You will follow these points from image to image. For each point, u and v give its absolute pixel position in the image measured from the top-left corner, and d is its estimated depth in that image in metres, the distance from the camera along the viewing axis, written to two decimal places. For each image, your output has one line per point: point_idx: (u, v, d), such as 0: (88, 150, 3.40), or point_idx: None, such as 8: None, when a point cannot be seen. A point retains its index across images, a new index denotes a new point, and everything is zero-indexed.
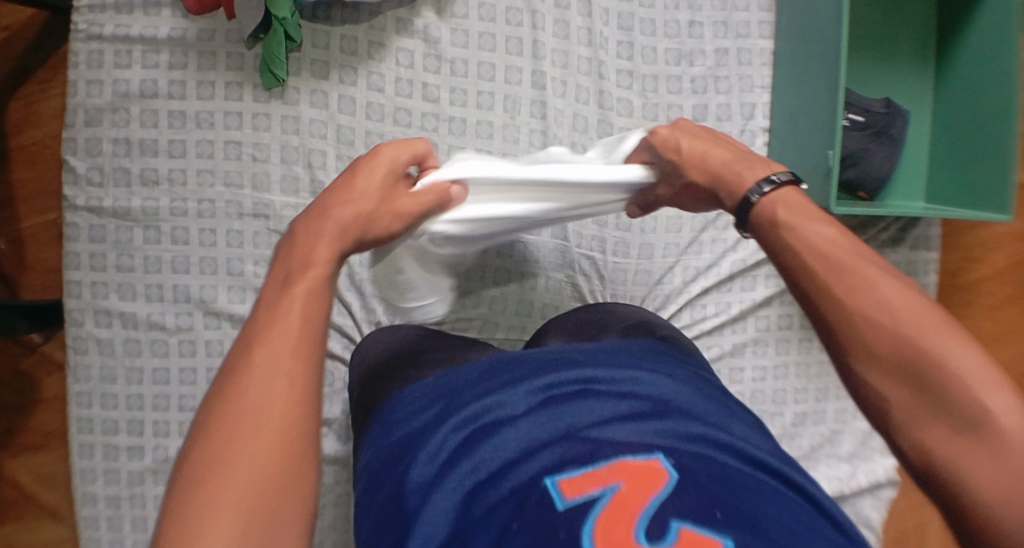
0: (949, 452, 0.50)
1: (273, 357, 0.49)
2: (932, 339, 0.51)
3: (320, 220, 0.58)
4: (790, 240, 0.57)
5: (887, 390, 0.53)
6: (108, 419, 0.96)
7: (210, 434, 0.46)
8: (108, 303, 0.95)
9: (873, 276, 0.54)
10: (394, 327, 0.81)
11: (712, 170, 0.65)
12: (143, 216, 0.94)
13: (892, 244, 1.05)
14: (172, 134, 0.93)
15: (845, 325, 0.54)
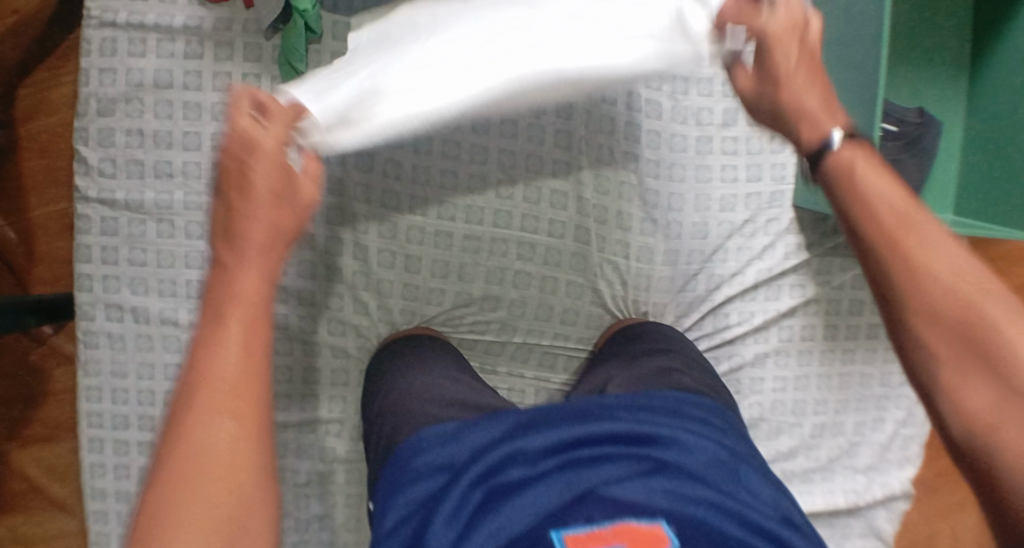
0: (994, 415, 0.49)
1: (222, 389, 0.47)
2: (991, 301, 0.50)
3: (240, 223, 0.54)
4: (864, 191, 0.55)
5: (939, 349, 0.51)
6: (119, 413, 0.96)
7: (165, 473, 0.45)
8: (120, 297, 0.94)
9: (936, 235, 0.52)
10: (426, 337, 0.86)
11: (801, 105, 0.60)
12: (156, 209, 0.93)
13: None
14: (187, 126, 0.92)
15: (912, 280, 0.51)
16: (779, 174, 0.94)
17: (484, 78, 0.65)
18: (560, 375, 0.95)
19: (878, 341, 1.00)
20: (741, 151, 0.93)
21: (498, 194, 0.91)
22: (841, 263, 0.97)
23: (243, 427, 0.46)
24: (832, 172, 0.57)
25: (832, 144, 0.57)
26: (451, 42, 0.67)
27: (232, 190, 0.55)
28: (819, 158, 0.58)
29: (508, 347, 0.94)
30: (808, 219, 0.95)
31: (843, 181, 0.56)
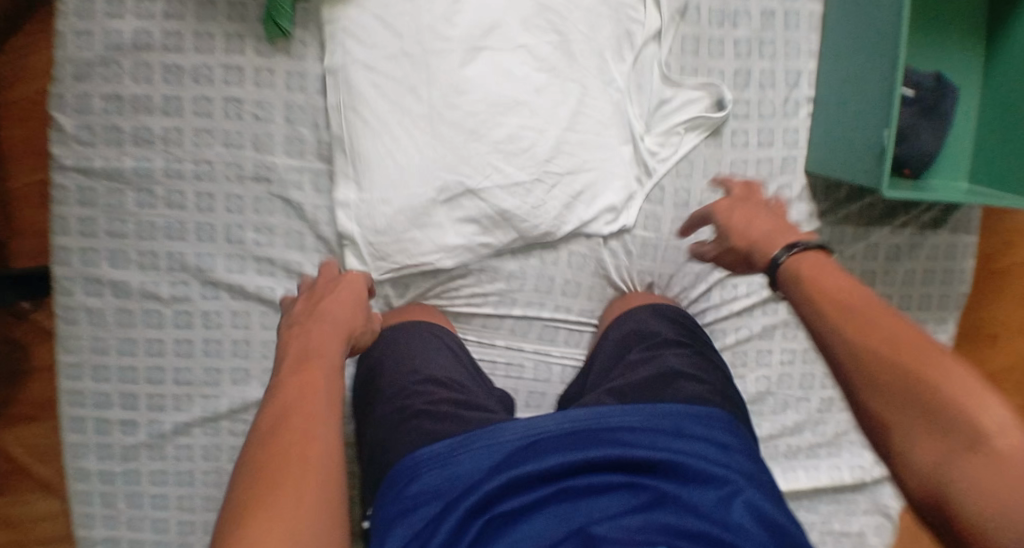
0: (945, 467, 0.53)
1: (302, 418, 0.58)
2: (926, 364, 0.56)
3: (322, 320, 0.71)
4: (810, 291, 0.65)
5: (886, 413, 0.57)
6: (101, 392, 0.92)
7: (250, 500, 0.52)
8: (100, 271, 0.89)
9: (881, 318, 0.60)
10: (422, 322, 0.83)
11: (750, 236, 0.75)
12: (135, 178, 0.87)
13: (931, 226, 0.99)
14: (167, 90, 0.86)
15: (849, 354, 0.60)
16: (791, 139, 0.93)
17: (466, 167, 0.83)
18: (561, 348, 0.92)
19: None
20: (752, 114, 0.91)
21: (495, 160, 0.85)
22: (852, 233, 0.97)
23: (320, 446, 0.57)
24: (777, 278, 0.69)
25: (783, 254, 0.69)
26: (444, 126, 0.83)
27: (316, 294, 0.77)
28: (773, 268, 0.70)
29: (507, 322, 0.91)
30: (820, 186, 0.94)
31: (791, 279, 0.67)
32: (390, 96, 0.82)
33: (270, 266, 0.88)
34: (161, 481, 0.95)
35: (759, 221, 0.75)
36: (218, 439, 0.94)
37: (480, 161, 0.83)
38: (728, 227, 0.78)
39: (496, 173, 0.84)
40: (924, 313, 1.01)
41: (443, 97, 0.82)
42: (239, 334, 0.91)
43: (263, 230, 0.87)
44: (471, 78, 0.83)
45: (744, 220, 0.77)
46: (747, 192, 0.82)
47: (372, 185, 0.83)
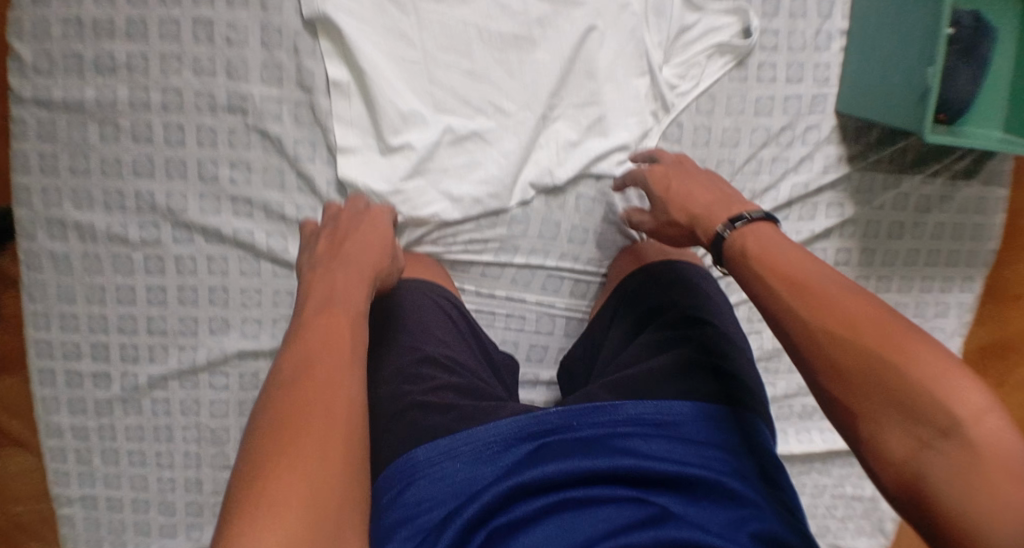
0: (915, 460, 0.48)
1: (327, 374, 0.52)
2: (891, 348, 0.50)
3: (347, 266, 0.64)
4: (757, 269, 0.58)
5: (852, 403, 0.52)
6: (70, 343, 0.86)
7: (266, 454, 0.46)
8: (63, 213, 0.82)
9: (833, 293, 0.54)
10: (426, 286, 0.75)
11: (688, 210, 0.69)
12: (99, 109, 0.79)
13: (965, 177, 0.92)
14: (130, 10, 0.77)
15: (808, 336, 0.54)
16: (822, 76, 0.85)
17: (467, 107, 0.78)
18: (564, 300, 0.86)
19: (916, 269, 0.94)
20: (781, 46, 0.83)
21: (500, 90, 0.79)
22: (883, 181, 0.89)
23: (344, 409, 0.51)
24: (724, 256, 0.63)
25: (726, 229, 0.63)
26: (437, 67, 0.77)
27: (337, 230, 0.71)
28: (718, 244, 0.64)
29: (508, 272, 0.84)
30: (851, 127, 0.87)
31: (738, 258, 0.61)
32: (377, 36, 0.76)
33: (248, 207, 0.81)
34: (136, 437, 0.89)
35: (700, 193, 0.68)
36: (196, 393, 0.87)
37: (478, 106, 0.79)
38: (669, 202, 0.71)
39: (496, 113, 0.79)
40: (950, 270, 0.95)
41: (434, 35, 0.77)
42: (216, 281, 0.83)
43: (239, 167, 0.80)
44: (462, 17, 0.77)
45: (685, 193, 0.70)
46: (679, 162, 0.75)
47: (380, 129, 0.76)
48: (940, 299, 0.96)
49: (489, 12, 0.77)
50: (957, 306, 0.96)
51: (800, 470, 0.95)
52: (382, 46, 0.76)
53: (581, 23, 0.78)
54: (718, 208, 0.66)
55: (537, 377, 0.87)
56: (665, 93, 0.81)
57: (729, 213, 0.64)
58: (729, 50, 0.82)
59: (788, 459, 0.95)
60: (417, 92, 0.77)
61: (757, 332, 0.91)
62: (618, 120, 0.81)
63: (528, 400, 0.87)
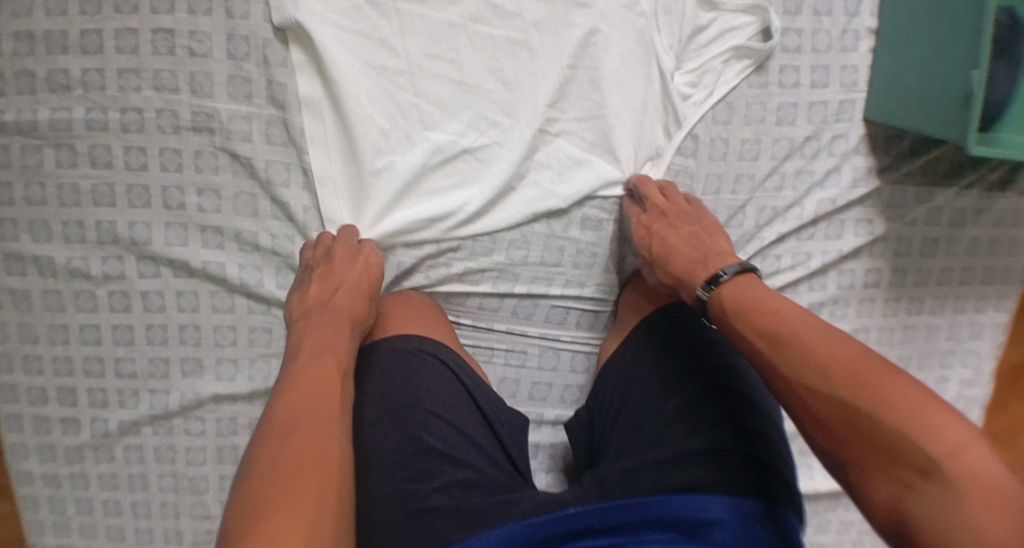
0: (901, 503, 0.47)
1: (315, 423, 0.53)
2: (861, 389, 0.49)
3: (332, 315, 0.65)
4: (740, 325, 0.58)
5: (838, 451, 0.51)
6: (34, 387, 0.78)
7: (258, 493, 0.47)
8: (20, 246, 0.74)
9: (810, 339, 0.54)
10: (426, 343, 0.67)
11: (672, 272, 0.67)
12: (52, 132, 0.71)
13: (1001, 188, 0.84)
14: (85, 22, 0.69)
15: (791, 387, 0.53)
16: (849, 79, 0.77)
17: (457, 122, 0.71)
18: (572, 332, 0.79)
19: (949, 288, 0.86)
20: (805, 47, 0.76)
21: (494, 103, 0.71)
22: (915, 195, 0.81)
23: (331, 454, 0.52)
24: (706, 311, 0.63)
25: (704, 290, 0.63)
26: (423, 78, 0.70)
27: (318, 281, 0.67)
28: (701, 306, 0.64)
29: (508, 303, 0.77)
30: (879, 138, 0.79)
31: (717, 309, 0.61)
32: (359, 44, 0.69)
33: (218, 237, 0.73)
34: (109, 487, 0.81)
35: (686, 248, 0.67)
36: (171, 439, 0.79)
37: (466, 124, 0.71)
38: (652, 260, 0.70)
39: (489, 127, 0.71)
40: (985, 288, 0.87)
41: (421, 41, 0.69)
42: (186, 318, 0.76)
43: (208, 195, 0.72)
44: (452, 20, 0.69)
45: (671, 245, 0.68)
46: (665, 198, 0.72)
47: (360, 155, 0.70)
48: (974, 320, 0.88)
49: (479, 14, 0.70)
50: (992, 326, 0.88)
51: (825, 508, 0.87)
52: (354, 56, 0.69)
53: (580, 28, 0.71)
54: (697, 268, 0.65)
55: (541, 417, 0.79)
56: (676, 105, 0.74)
57: (711, 268, 0.64)
58: (746, 54, 0.74)
59: (814, 497, 0.86)
60: (403, 111, 0.70)
61: None
62: (630, 137, 0.74)
63: (533, 443, 0.79)
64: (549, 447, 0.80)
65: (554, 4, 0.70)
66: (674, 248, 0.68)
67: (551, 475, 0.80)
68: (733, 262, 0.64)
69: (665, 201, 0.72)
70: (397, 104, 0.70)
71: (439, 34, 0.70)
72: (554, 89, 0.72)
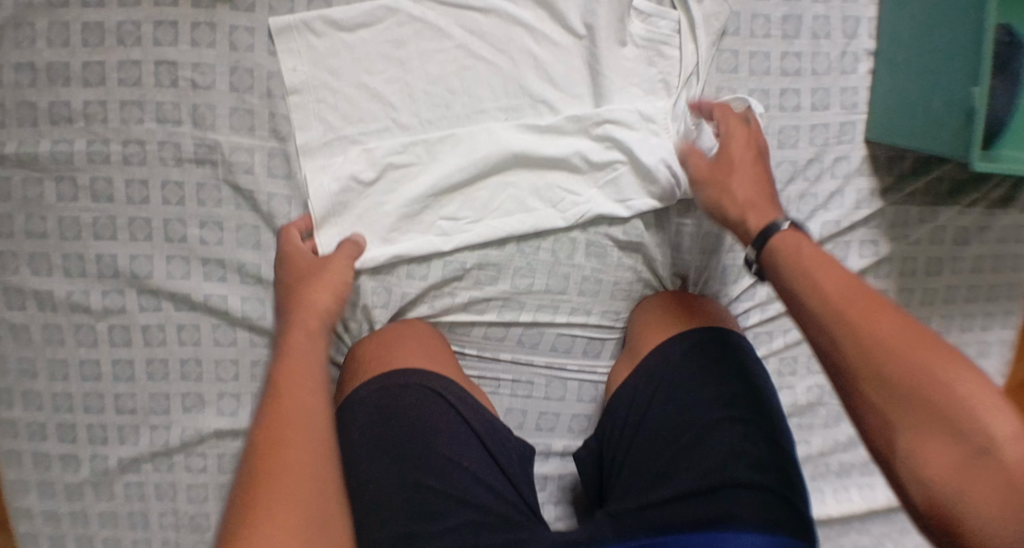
0: (948, 472, 0.46)
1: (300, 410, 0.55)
2: (937, 359, 0.49)
3: (302, 316, 0.63)
4: (803, 278, 0.56)
5: (888, 409, 0.49)
6: (34, 422, 0.76)
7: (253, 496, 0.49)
8: (20, 280, 0.73)
9: (884, 309, 0.52)
10: (430, 376, 0.65)
11: (751, 197, 0.65)
12: (54, 164, 0.71)
13: (1003, 205, 0.83)
14: (87, 54, 0.69)
15: (856, 344, 0.51)
16: (849, 101, 0.77)
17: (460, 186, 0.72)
18: (579, 361, 0.77)
19: (955, 307, 0.83)
20: (804, 71, 0.76)
21: (498, 166, 0.72)
22: (919, 214, 0.80)
23: (320, 454, 0.53)
24: (766, 243, 0.61)
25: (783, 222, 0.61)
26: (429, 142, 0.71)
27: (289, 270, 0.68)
28: (763, 237, 0.62)
29: (514, 331, 0.76)
30: (881, 158, 0.78)
31: (778, 255, 0.60)
32: (376, 113, 0.71)
33: (220, 269, 0.72)
34: (109, 524, 0.78)
35: (761, 186, 0.66)
36: (171, 476, 0.77)
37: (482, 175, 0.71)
38: (730, 175, 0.67)
39: (512, 201, 0.73)
40: (990, 305, 0.85)
41: (433, 125, 0.72)
42: (187, 352, 0.74)
43: (210, 226, 0.72)
44: (463, 109, 0.72)
45: (740, 174, 0.66)
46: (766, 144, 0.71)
47: (358, 211, 0.71)
48: (981, 338, 0.85)
49: (480, 76, 0.72)
50: (999, 343, 0.85)
51: (838, 534, 0.83)
52: (368, 135, 0.71)
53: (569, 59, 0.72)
54: (767, 208, 0.64)
55: (549, 447, 0.77)
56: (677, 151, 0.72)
57: (763, 220, 0.63)
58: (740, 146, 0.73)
59: (827, 523, 0.83)
60: (405, 180, 0.71)
61: (789, 388, 0.81)
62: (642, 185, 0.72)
63: (540, 474, 0.77)
64: (558, 478, 0.78)
65: (550, 56, 0.72)
66: (740, 179, 0.66)
67: (560, 507, 0.77)
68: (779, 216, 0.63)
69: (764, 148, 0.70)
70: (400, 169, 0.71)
71: (437, 87, 0.71)
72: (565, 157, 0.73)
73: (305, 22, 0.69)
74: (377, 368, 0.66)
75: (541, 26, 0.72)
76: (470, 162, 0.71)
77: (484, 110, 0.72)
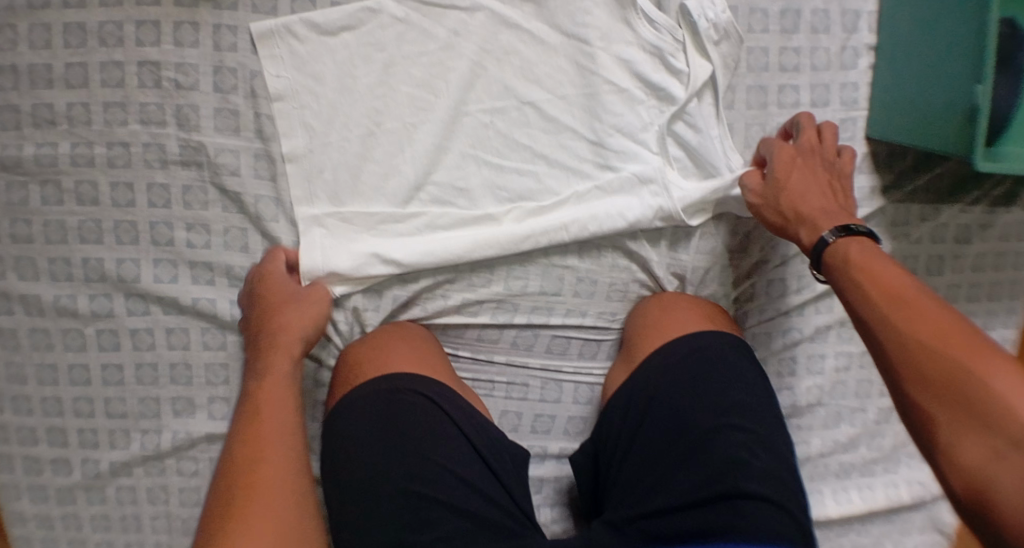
0: (984, 465, 0.46)
1: (267, 434, 0.61)
2: (975, 355, 0.49)
3: (280, 342, 0.66)
4: (855, 275, 0.58)
5: (927, 405, 0.50)
6: (24, 426, 0.75)
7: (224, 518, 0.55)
8: (5, 285, 0.72)
9: (929, 305, 0.53)
10: (423, 382, 0.64)
11: (802, 212, 0.65)
12: (37, 168, 0.70)
13: (1005, 202, 0.81)
14: (69, 55, 0.68)
15: (898, 340, 0.52)
16: (850, 97, 0.76)
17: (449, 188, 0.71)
18: (573, 362, 0.76)
19: (956, 306, 0.83)
20: (803, 66, 0.75)
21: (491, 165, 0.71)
22: (920, 212, 0.79)
23: (286, 476, 0.59)
24: (821, 259, 0.62)
25: (831, 235, 0.62)
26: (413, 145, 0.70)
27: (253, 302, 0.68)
28: (819, 251, 0.62)
29: (507, 334, 0.75)
30: (882, 155, 0.77)
31: (831, 258, 0.61)
32: (364, 117, 0.70)
33: (208, 272, 0.71)
34: (102, 528, 0.77)
35: (811, 196, 0.66)
36: (163, 480, 0.76)
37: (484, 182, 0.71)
38: (777, 194, 0.67)
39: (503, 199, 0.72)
40: (993, 304, 0.84)
41: (418, 128, 0.70)
42: (176, 356, 0.73)
43: (196, 229, 0.71)
44: (447, 112, 0.70)
45: (790, 188, 0.67)
46: (817, 145, 0.69)
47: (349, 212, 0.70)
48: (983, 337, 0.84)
49: (473, 75, 0.70)
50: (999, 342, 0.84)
51: (837, 533, 0.83)
52: (358, 139, 0.70)
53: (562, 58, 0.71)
54: (826, 217, 0.64)
55: (544, 449, 0.77)
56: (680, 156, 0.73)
57: (815, 235, 0.64)
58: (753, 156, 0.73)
59: (824, 522, 0.82)
60: (396, 182, 0.70)
61: (788, 388, 0.80)
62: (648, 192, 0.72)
63: (535, 477, 0.77)
64: (554, 481, 0.77)
65: (544, 53, 0.71)
66: (795, 194, 0.66)
67: (555, 510, 0.77)
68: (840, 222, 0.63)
69: (810, 153, 0.69)
70: (388, 169, 0.70)
71: (428, 87, 0.70)
72: (557, 159, 0.72)
73: (287, 26, 0.68)
74: (369, 372, 0.66)
75: (529, 22, 0.70)
76: (457, 162, 0.71)
77: (468, 113, 0.71)
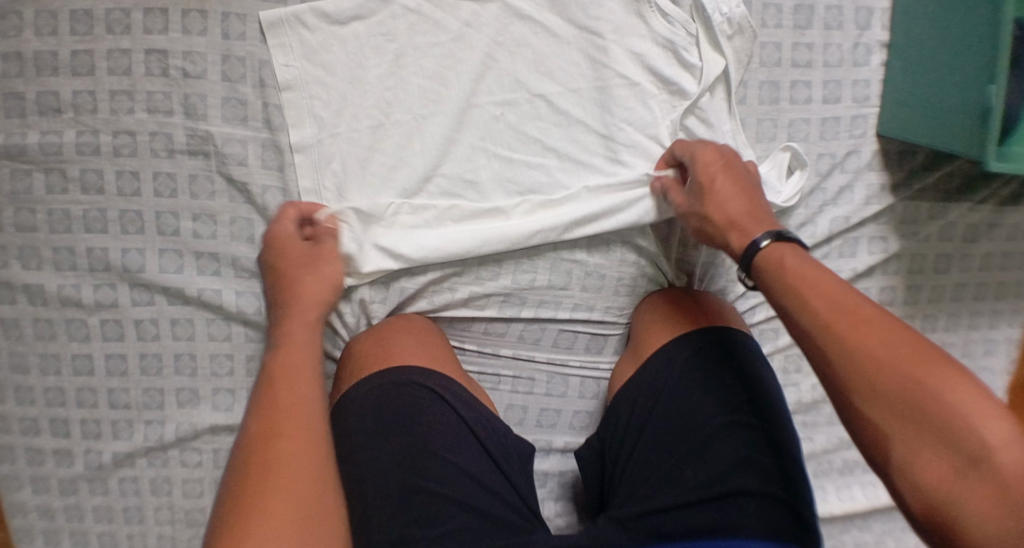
0: (941, 483, 0.46)
1: (287, 404, 0.57)
2: (929, 370, 0.48)
3: (299, 306, 0.64)
4: (793, 286, 0.55)
5: (884, 423, 0.48)
6: (27, 417, 0.75)
7: (242, 494, 0.52)
8: (9, 274, 0.71)
9: (873, 317, 0.51)
10: (430, 377, 0.64)
11: (729, 216, 0.62)
12: (41, 156, 0.69)
13: (1013, 202, 0.81)
14: (75, 43, 0.67)
15: (849, 358, 0.50)
16: (861, 94, 0.75)
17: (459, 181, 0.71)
18: (580, 357, 0.76)
19: (963, 305, 0.82)
20: (816, 63, 0.74)
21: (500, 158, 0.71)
22: (929, 210, 0.79)
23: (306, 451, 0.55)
24: (749, 265, 0.59)
25: (762, 238, 0.58)
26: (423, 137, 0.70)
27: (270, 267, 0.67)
28: (749, 257, 0.59)
29: (514, 328, 0.75)
30: (892, 153, 0.77)
31: (760, 267, 0.58)
32: (372, 108, 0.69)
33: (214, 263, 0.71)
34: (105, 519, 0.77)
35: (734, 199, 0.63)
36: (167, 471, 0.75)
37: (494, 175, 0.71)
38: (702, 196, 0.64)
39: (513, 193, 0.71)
40: (998, 303, 0.83)
41: (428, 121, 0.70)
42: (181, 347, 0.73)
43: (203, 220, 0.70)
44: (457, 105, 0.70)
45: (712, 192, 0.64)
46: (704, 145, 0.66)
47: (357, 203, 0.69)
48: (988, 336, 0.84)
49: (483, 68, 0.70)
50: (1005, 342, 0.84)
51: (840, 530, 0.82)
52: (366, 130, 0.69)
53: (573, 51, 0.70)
54: (753, 222, 0.61)
55: (550, 444, 0.76)
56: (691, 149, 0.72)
57: (744, 241, 0.60)
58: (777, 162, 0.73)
59: (828, 519, 0.82)
60: (406, 173, 0.70)
61: (793, 385, 0.80)
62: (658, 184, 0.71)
63: (540, 470, 0.76)
64: (559, 475, 0.77)
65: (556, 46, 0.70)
66: (716, 199, 0.63)
67: (560, 504, 0.77)
68: (766, 229, 0.60)
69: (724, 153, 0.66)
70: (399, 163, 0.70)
71: (437, 79, 0.70)
72: (568, 153, 0.71)
73: (296, 16, 0.68)
74: (377, 365, 0.65)
75: (540, 15, 0.70)
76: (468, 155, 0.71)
77: (478, 105, 0.70)
